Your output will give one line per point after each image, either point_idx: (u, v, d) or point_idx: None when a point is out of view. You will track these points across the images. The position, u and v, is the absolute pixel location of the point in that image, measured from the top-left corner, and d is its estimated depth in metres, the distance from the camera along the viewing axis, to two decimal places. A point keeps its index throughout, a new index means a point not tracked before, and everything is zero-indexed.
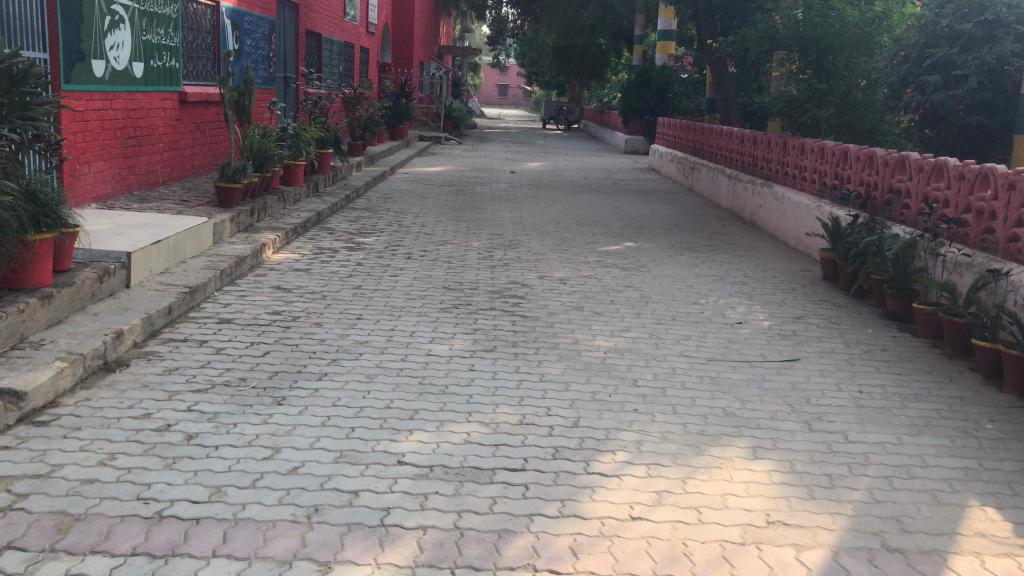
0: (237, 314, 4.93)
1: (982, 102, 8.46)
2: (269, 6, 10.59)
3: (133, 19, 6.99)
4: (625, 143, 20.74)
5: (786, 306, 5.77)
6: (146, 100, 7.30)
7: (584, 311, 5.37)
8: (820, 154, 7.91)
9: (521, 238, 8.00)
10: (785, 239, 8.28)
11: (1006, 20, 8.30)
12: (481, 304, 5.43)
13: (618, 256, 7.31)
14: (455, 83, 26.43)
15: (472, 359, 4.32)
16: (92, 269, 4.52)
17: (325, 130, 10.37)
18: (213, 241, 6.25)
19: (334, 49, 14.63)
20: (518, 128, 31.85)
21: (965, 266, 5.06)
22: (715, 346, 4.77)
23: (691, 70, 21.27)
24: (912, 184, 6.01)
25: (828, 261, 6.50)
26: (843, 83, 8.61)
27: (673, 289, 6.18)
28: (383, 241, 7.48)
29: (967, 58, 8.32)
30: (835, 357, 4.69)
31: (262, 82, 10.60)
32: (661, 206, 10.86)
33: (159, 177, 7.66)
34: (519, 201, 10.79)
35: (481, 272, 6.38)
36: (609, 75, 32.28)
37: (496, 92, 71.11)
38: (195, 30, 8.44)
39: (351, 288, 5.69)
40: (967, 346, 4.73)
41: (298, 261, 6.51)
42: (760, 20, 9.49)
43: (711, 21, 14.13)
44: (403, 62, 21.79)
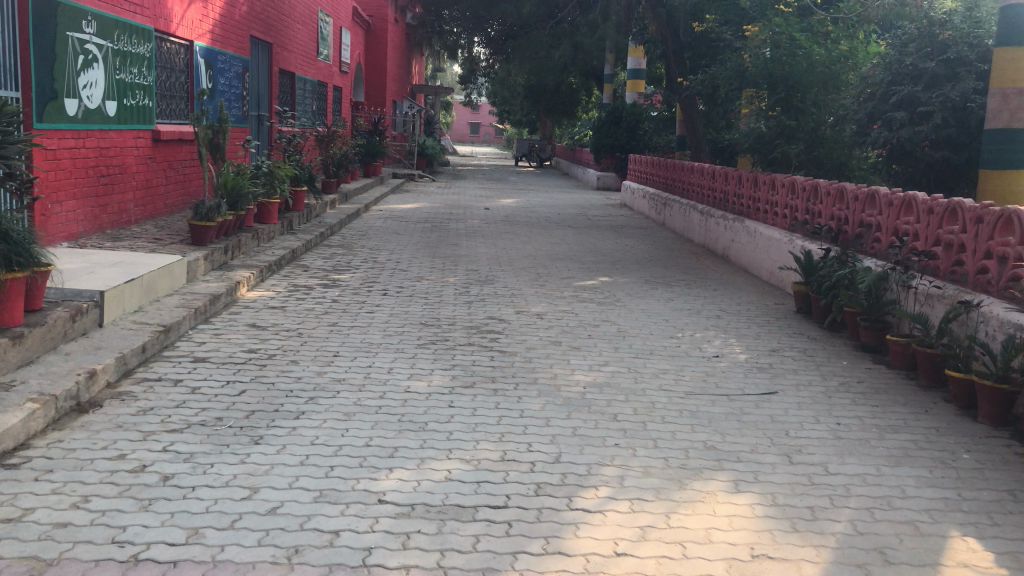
0: (212, 353, 4.87)
1: (947, 138, 8.51)
2: (242, 45, 10.66)
3: (107, 58, 6.96)
4: (597, 180, 20.94)
5: (762, 339, 5.81)
6: (119, 138, 7.26)
7: (562, 346, 5.38)
8: (791, 190, 8.03)
9: (496, 274, 8.01)
10: (758, 272, 8.37)
11: (968, 58, 8.42)
12: (458, 340, 5.42)
13: (593, 291, 7.34)
14: (428, 121, 26.62)
15: (452, 396, 4.29)
16: (64, 308, 4.45)
17: (299, 167, 10.39)
18: (187, 279, 6.21)
19: (308, 87, 14.68)
20: (490, 166, 32.10)
21: (936, 298, 5.14)
22: (693, 380, 4.78)
23: (660, 108, 21.65)
24: (882, 219, 6.12)
25: (802, 294, 6.57)
26: (812, 120, 8.81)
27: (650, 323, 6.21)
28: (358, 278, 7.46)
29: (931, 95, 8.44)
30: (812, 390, 4.72)
31: (236, 121, 10.60)
32: (635, 242, 10.95)
33: (131, 215, 7.60)
34: (494, 237, 10.84)
35: (458, 308, 6.38)
36: (580, 113, 32.76)
37: (468, 130, 71.72)
38: (169, 69, 8.44)
39: (327, 326, 5.65)
40: (941, 377, 4.78)
41: (273, 298, 6.47)
42: (730, 59, 9.76)
43: (681, 59, 14.31)
44: (376, 100, 21.94)
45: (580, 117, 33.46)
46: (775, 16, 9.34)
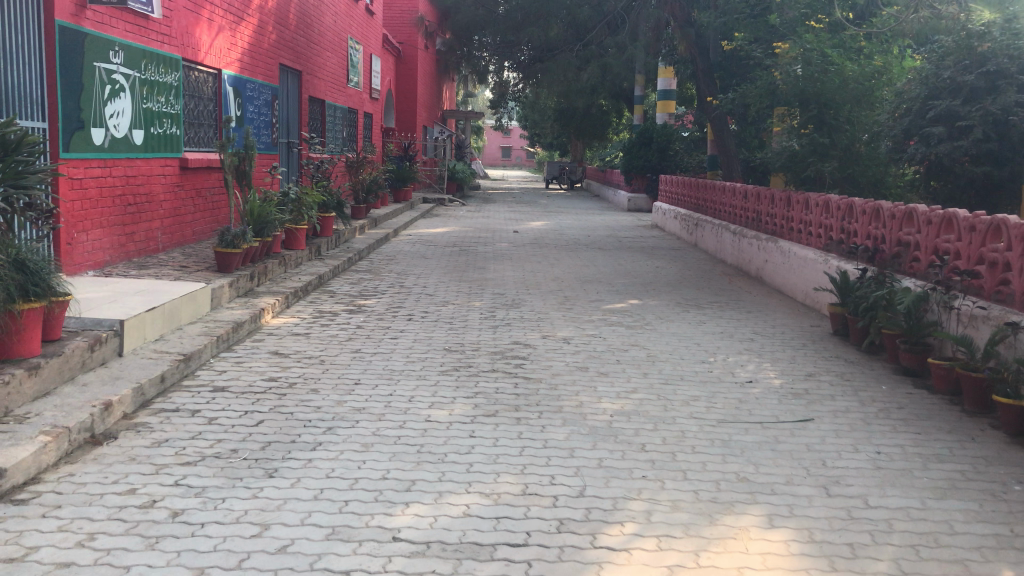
0: (232, 382, 4.80)
1: (988, 153, 7.90)
2: (271, 73, 10.74)
3: (134, 87, 6.99)
4: (627, 202, 20.82)
5: (797, 364, 5.61)
6: (146, 166, 7.30)
7: (589, 372, 5.23)
8: (825, 209, 7.82)
9: (523, 297, 7.90)
10: (792, 294, 8.15)
11: (1009, 70, 7.81)
12: (482, 366, 5.29)
13: (623, 314, 7.18)
14: (458, 146, 26.73)
15: (473, 426, 4.15)
16: (83, 338, 4.40)
17: (328, 193, 10.39)
18: (211, 307, 6.17)
19: (338, 114, 14.76)
20: (521, 189, 32.16)
21: (981, 319, 4.92)
22: (725, 408, 4.60)
23: (691, 128, 21.56)
24: (921, 238, 5.90)
25: (838, 316, 6.36)
26: (846, 137, 8.67)
27: (680, 347, 6.02)
28: (384, 303, 7.39)
29: (971, 108, 7.84)
30: (850, 417, 4.51)
31: (264, 148, 10.64)
32: (666, 263, 10.77)
33: (158, 243, 7.61)
34: (522, 260, 10.73)
35: (483, 333, 6.26)
36: (609, 135, 32.80)
37: (499, 154, 72.24)
38: (197, 97, 8.49)
39: (350, 353, 5.56)
40: (988, 403, 4.55)
41: (298, 325, 6.41)
42: (761, 76, 9.57)
43: (711, 79, 14.18)
44: (407, 126, 22.08)
45: (610, 139, 33.50)
46: (805, 32, 9.18)
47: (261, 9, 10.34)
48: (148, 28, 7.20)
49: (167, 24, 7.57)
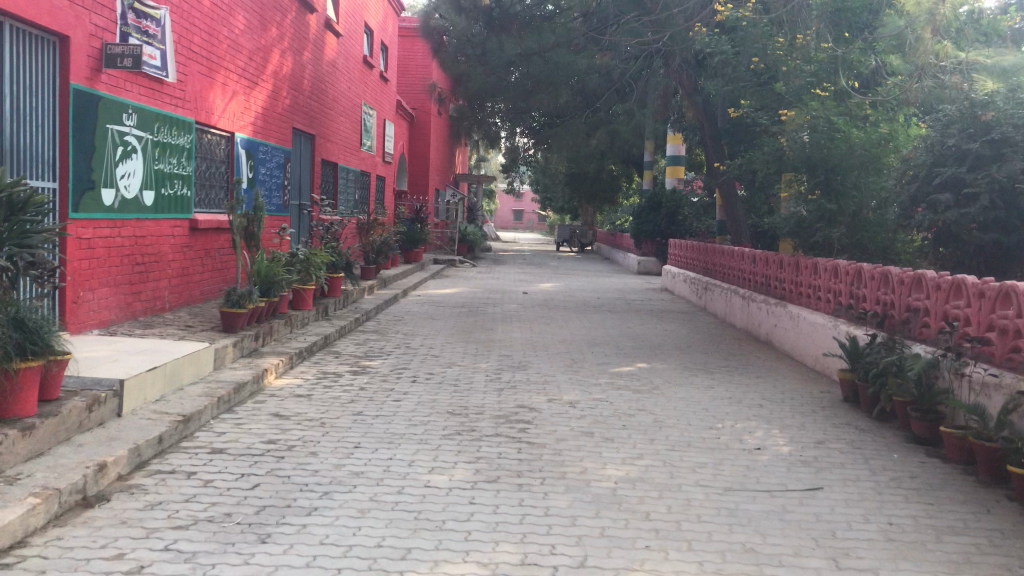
0: (231, 444, 4.73)
1: (996, 220, 7.81)
2: (284, 136, 10.90)
3: (146, 149, 7.09)
4: (637, 265, 20.84)
5: (806, 430, 5.50)
6: (155, 227, 7.35)
7: (594, 437, 5.13)
8: (834, 274, 7.77)
9: (530, 360, 7.83)
10: (802, 359, 8.06)
11: (1015, 138, 7.72)
12: (485, 430, 5.20)
13: (630, 378, 7.10)
14: (470, 209, 26.95)
15: (473, 492, 4.06)
16: (80, 397, 4.37)
17: (336, 254, 10.43)
18: (214, 367, 6.13)
19: (350, 177, 14.93)
20: (532, 251, 32.33)
21: (993, 387, 4.81)
22: (732, 475, 4.49)
23: (700, 194, 21.70)
24: (930, 303, 5.83)
25: (848, 382, 6.26)
26: (853, 203, 8.68)
27: (687, 412, 5.92)
28: (389, 364, 7.33)
29: (977, 176, 7.77)
30: (861, 486, 4.39)
31: (274, 209, 10.73)
32: (674, 326, 10.71)
33: (165, 303, 7.63)
34: (530, 322, 10.68)
35: (487, 396, 6.18)
36: (620, 199, 33.06)
37: (511, 217, 72.95)
38: (209, 159, 8.60)
39: (351, 415, 5.48)
40: (1003, 474, 4.43)
41: (300, 386, 6.35)
42: (768, 142, 9.67)
43: (719, 146, 14.43)
44: (418, 188, 22.32)
45: (620, 203, 33.78)
46: (812, 98, 9.18)
47: (276, 75, 10.56)
48: (162, 92, 7.33)
49: (180, 88, 7.71)
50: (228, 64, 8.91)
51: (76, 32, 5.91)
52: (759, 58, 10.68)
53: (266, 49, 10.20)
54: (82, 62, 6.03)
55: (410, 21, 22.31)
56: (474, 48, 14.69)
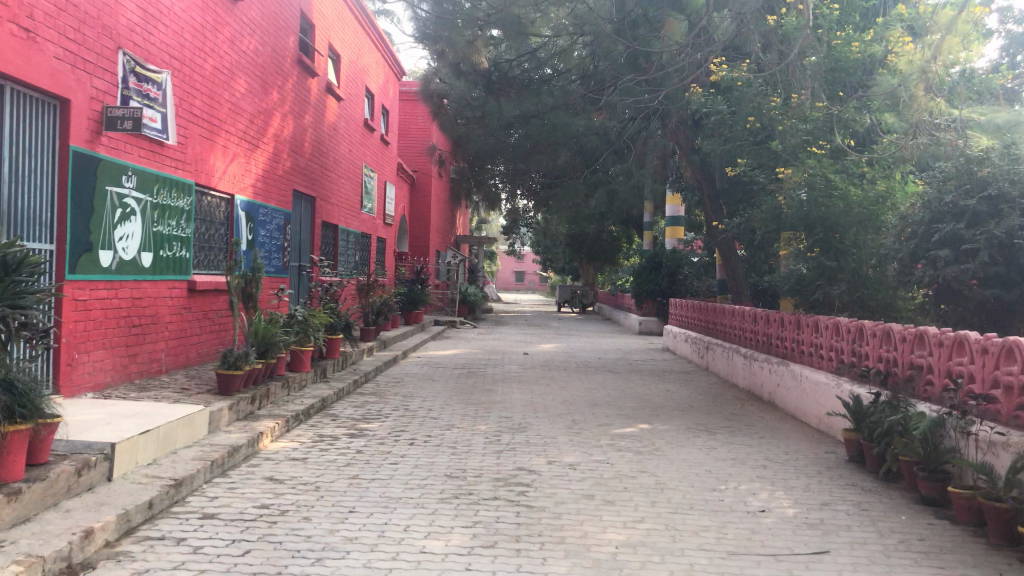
0: (223, 509, 4.62)
1: (997, 276, 7.77)
2: (285, 198, 10.98)
3: (146, 211, 7.12)
4: (639, 325, 20.79)
5: (812, 492, 5.38)
6: (153, 288, 7.34)
7: (595, 500, 5.02)
8: (835, 332, 7.72)
9: (530, 421, 7.73)
10: (806, 419, 7.95)
11: (1011, 194, 7.72)
12: (484, 494, 5.09)
13: (631, 439, 7.00)
14: (471, 270, 27.04)
15: (469, 558, 3.95)
16: (70, 461, 4.29)
17: (336, 315, 10.39)
18: (209, 430, 6.05)
19: (350, 239, 14.99)
20: (534, 312, 32.30)
21: (1001, 446, 4.71)
22: (737, 539, 4.37)
23: (701, 253, 21.76)
24: (933, 360, 5.76)
25: (853, 442, 6.16)
26: (853, 260, 8.72)
27: (690, 474, 5.82)
28: (387, 427, 7.23)
29: (976, 232, 7.76)
30: (868, 549, 4.27)
31: (274, 271, 10.73)
32: (677, 387, 10.61)
33: (162, 365, 7.57)
34: (531, 383, 10.59)
35: (486, 459, 6.08)
36: (621, 260, 33.18)
37: (513, 278, 73.20)
38: (209, 221, 8.65)
39: (347, 479, 5.38)
40: (1014, 535, 4.31)
41: (296, 449, 6.26)
42: (766, 202, 9.74)
43: (718, 206, 14.57)
44: (419, 250, 22.42)
45: (621, 263, 33.88)
46: (808, 156, 9.21)
47: (277, 138, 10.68)
48: (162, 154, 7.41)
49: (181, 150, 7.79)
50: (229, 127, 9.02)
51: (76, 95, 5.99)
52: (754, 119, 10.80)
53: (268, 113, 10.34)
54: (82, 125, 6.09)
55: (411, 86, 22.67)
56: (473, 112, 14.88)
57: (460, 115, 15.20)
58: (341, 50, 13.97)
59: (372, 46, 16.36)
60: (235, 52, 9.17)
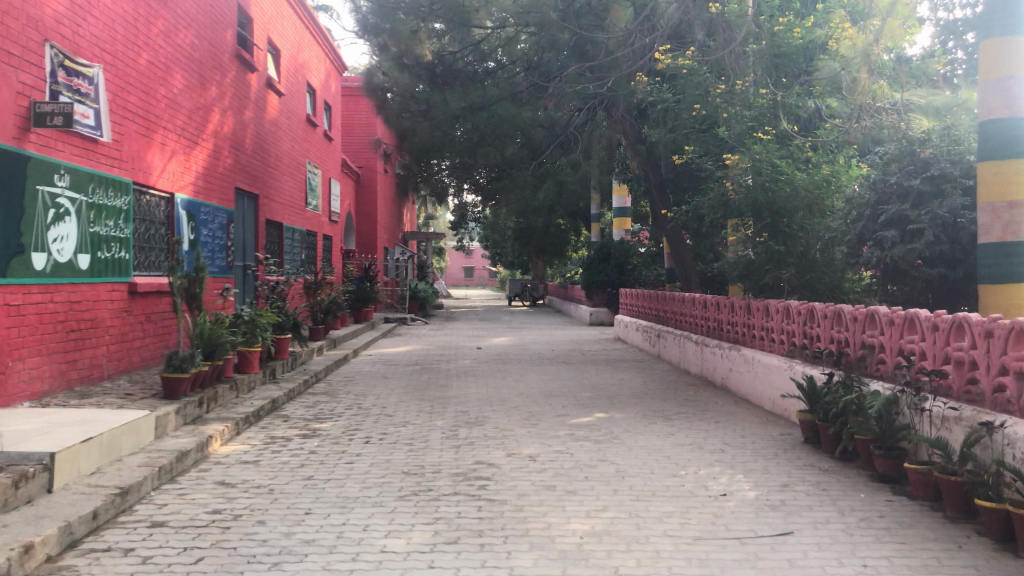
0: (173, 516, 4.44)
1: (941, 255, 7.93)
2: (226, 197, 10.70)
3: (81, 211, 6.85)
4: (589, 316, 20.87)
5: (771, 474, 5.40)
6: (92, 291, 7.07)
7: (557, 491, 4.96)
8: (786, 315, 7.79)
9: (487, 415, 7.64)
10: (759, 402, 8.02)
11: (952, 174, 7.88)
12: (444, 490, 4.99)
13: (589, 428, 6.96)
14: (420, 266, 26.84)
15: (432, 555, 3.85)
16: (7, 474, 4.07)
17: (284, 314, 10.16)
18: (155, 436, 5.83)
19: (296, 237, 14.71)
20: (484, 307, 32.23)
21: (954, 420, 4.77)
22: (700, 524, 4.35)
23: (648, 243, 21.90)
24: (885, 339, 5.83)
25: (808, 423, 6.22)
26: (801, 244, 8.75)
27: (650, 461, 5.80)
28: (341, 426, 7.08)
29: (921, 212, 7.91)
30: (830, 528, 4.29)
31: (218, 271, 10.46)
32: (630, 375, 10.64)
33: (103, 370, 7.30)
34: (485, 377, 10.51)
35: (444, 454, 5.98)
36: (569, 252, 33.33)
37: (461, 274, 73.20)
38: (148, 221, 8.37)
39: (302, 480, 5.23)
40: (971, 509, 4.36)
41: (248, 452, 6.07)
42: (714, 188, 9.81)
43: (665, 195, 14.68)
44: (366, 247, 22.16)
45: (570, 256, 34.02)
46: (754, 142, 9.20)
47: (216, 134, 10.39)
48: (97, 152, 7.13)
49: (116, 148, 7.52)
50: (166, 123, 8.75)
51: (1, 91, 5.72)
52: (700, 106, 10.83)
53: (206, 108, 10.06)
54: (8, 122, 5.82)
55: (353, 81, 22.34)
56: (418, 105, 14.69)
57: (404, 108, 14.96)
58: (280, 44, 13.68)
59: (312, 41, 16.08)
60: (170, 46, 8.89)
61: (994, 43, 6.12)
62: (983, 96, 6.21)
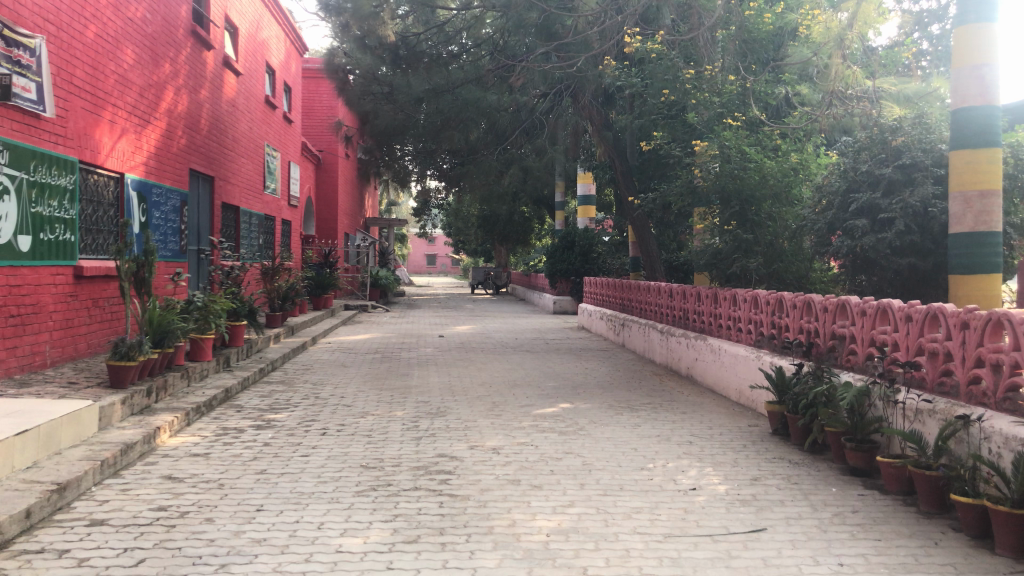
0: (114, 514, 4.17)
1: (911, 245, 7.88)
2: (179, 178, 10.32)
3: (21, 190, 6.49)
4: (553, 305, 20.73)
5: (740, 467, 5.26)
6: (33, 275, 6.72)
7: (521, 486, 4.77)
8: (754, 304, 7.68)
9: (449, 405, 7.42)
10: (725, 393, 7.93)
11: (924, 163, 7.83)
12: (404, 485, 4.76)
13: (554, 419, 6.79)
14: (382, 253, 26.50)
15: (391, 555, 3.63)
16: None
17: (239, 300, 9.83)
18: (99, 427, 5.53)
19: (253, 222, 14.29)
20: (447, 294, 31.95)
21: (927, 413, 4.68)
22: (670, 520, 4.19)
23: (612, 232, 21.79)
24: (856, 329, 5.72)
25: (777, 414, 6.11)
26: (768, 233, 8.65)
27: (617, 453, 5.63)
28: (297, 417, 6.81)
29: (892, 201, 7.86)
30: (804, 524, 4.16)
31: (170, 255, 10.09)
32: (595, 364, 10.49)
33: (46, 357, 6.95)
34: (447, 366, 10.27)
35: (404, 446, 5.75)
36: (533, 240, 33.22)
37: (424, 261, 72.91)
38: (96, 202, 8.00)
39: (254, 474, 4.98)
40: (945, 503, 4.26)
41: (197, 444, 5.79)
42: (681, 174, 9.68)
43: (631, 181, 14.56)
44: (327, 233, 21.79)
45: (534, 244, 33.92)
46: (723, 129, 9.06)
47: (169, 112, 9.99)
48: (39, 128, 6.78)
49: (61, 124, 7.16)
50: (116, 100, 8.37)
51: None
52: (668, 91, 10.69)
53: (159, 86, 9.67)
54: None
55: (314, 62, 21.88)
56: (380, 87, 14.35)
57: (367, 90, 14.62)
58: (238, 22, 13.25)
59: (272, 19, 15.66)
60: (120, 19, 8.49)
61: (967, 31, 6.03)
62: (957, 84, 6.12)
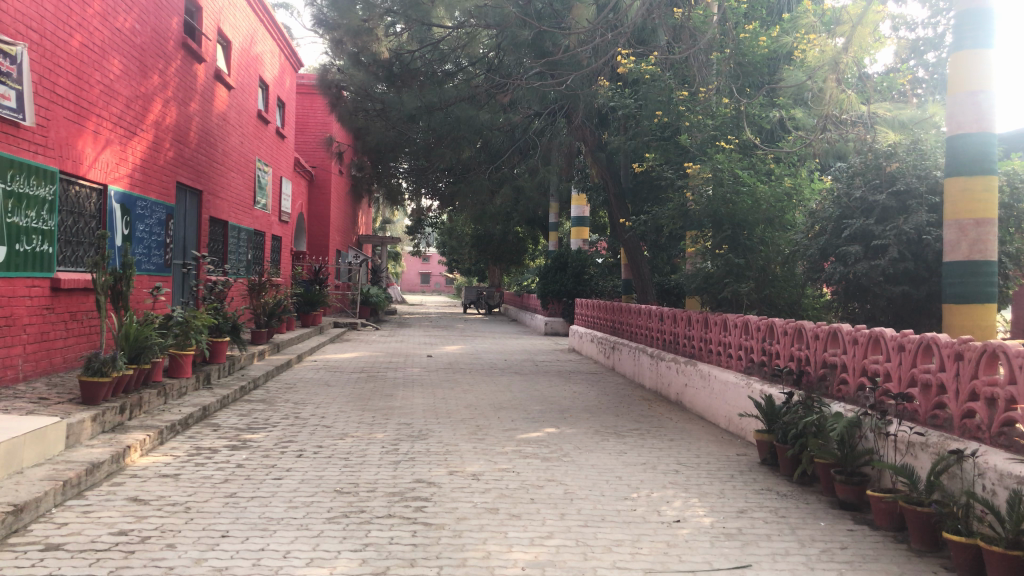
0: (72, 538, 3.99)
1: (905, 272, 7.77)
2: (165, 191, 10.17)
3: None
4: (544, 326, 20.59)
5: (726, 499, 5.10)
6: (7, 287, 6.55)
7: (499, 515, 4.60)
8: (744, 330, 7.55)
9: (432, 428, 7.25)
10: (715, 420, 7.78)
11: (918, 190, 7.73)
12: (377, 512, 4.59)
13: (539, 445, 6.63)
14: (374, 271, 26.36)
15: None
16: None
17: (221, 316, 9.66)
18: (66, 445, 5.35)
19: (242, 236, 14.14)
20: (438, 313, 31.81)
21: (920, 446, 4.53)
22: (652, 554, 4.02)
23: (605, 254, 21.71)
24: (848, 358, 5.59)
25: (765, 444, 5.96)
26: (761, 258, 8.52)
27: (601, 481, 5.47)
28: (274, 437, 6.64)
29: (886, 228, 7.75)
30: (791, 561, 4.00)
31: (153, 269, 9.93)
32: (583, 388, 10.33)
33: (19, 371, 6.77)
34: (433, 386, 10.10)
35: (382, 470, 5.58)
36: (526, 261, 33.14)
37: (418, 280, 72.83)
38: (77, 214, 7.86)
39: (223, 498, 4.80)
40: (937, 541, 4.10)
41: (169, 465, 5.61)
42: (674, 197, 9.59)
43: (624, 204, 14.47)
44: (319, 249, 21.66)
45: (527, 264, 33.83)
46: (716, 152, 8.96)
47: (157, 124, 9.87)
48: (18, 136, 6.64)
49: (42, 133, 7.03)
50: (101, 110, 8.24)
51: None
52: (661, 113, 10.60)
53: (147, 97, 9.55)
54: None
55: (309, 78, 21.84)
56: (373, 104, 14.26)
57: (360, 107, 14.53)
58: (231, 35, 13.17)
59: (267, 34, 15.59)
60: (107, 29, 8.38)
61: (965, 57, 5.94)
62: (952, 110, 6.03)
